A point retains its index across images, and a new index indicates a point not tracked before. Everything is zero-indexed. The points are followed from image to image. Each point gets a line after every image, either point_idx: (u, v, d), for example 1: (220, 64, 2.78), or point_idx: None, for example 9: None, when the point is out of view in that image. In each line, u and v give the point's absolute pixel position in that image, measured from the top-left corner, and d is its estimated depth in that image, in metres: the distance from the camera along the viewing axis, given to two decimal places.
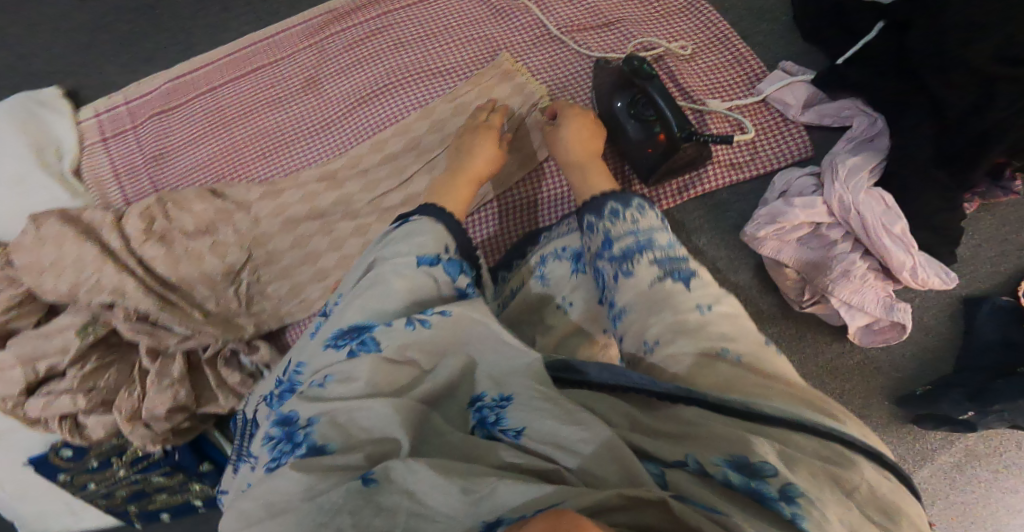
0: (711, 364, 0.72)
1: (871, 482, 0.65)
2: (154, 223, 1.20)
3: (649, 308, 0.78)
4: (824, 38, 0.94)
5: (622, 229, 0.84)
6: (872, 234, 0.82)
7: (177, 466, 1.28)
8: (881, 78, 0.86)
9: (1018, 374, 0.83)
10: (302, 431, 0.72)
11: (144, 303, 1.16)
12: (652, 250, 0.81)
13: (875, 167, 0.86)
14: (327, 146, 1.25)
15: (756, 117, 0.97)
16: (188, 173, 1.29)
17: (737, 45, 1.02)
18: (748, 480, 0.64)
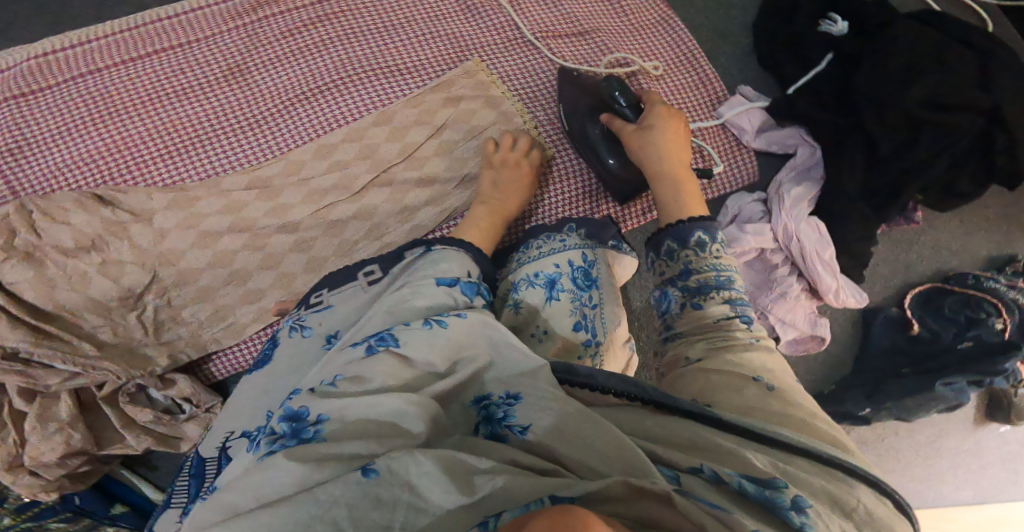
0: (741, 389, 0.71)
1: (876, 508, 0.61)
2: (16, 238, 0.94)
3: (708, 336, 0.77)
4: (780, 67, 0.97)
5: (703, 263, 0.81)
6: (808, 260, 0.95)
7: (81, 510, 1.10)
8: (824, 111, 0.92)
9: (902, 375, 1.02)
10: (311, 429, 0.64)
11: (14, 337, 0.91)
12: (728, 290, 0.80)
13: (812, 199, 0.95)
14: (254, 149, 1.01)
15: (713, 140, 0.97)
16: (64, 175, 0.99)
17: (706, 66, 0.97)
18: (762, 489, 0.60)
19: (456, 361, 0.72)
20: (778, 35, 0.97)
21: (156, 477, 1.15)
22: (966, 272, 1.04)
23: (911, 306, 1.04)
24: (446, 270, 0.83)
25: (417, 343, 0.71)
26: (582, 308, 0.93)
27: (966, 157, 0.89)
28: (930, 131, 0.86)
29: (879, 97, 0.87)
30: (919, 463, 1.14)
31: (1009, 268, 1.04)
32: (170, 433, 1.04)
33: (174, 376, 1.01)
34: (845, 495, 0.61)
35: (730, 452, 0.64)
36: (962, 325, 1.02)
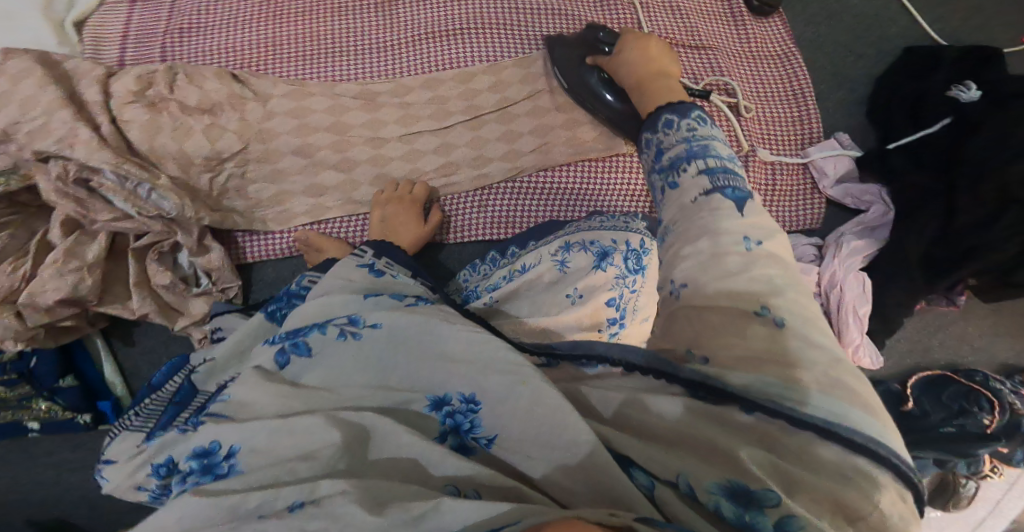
0: (746, 326, 0.61)
1: (889, 507, 0.53)
2: (150, 88, 0.98)
3: (692, 227, 0.67)
4: (892, 118, 1.03)
5: (675, 139, 0.74)
6: (843, 312, 1.01)
7: (26, 376, 0.98)
8: (919, 169, 0.99)
9: None
10: (224, 463, 0.62)
11: (96, 160, 0.92)
12: (703, 159, 0.70)
13: (867, 255, 1.03)
14: (374, 68, 1.04)
15: (792, 176, 1.05)
16: (210, 56, 1.03)
17: (810, 106, 1.04)
18: (743, 512, 0.54)
19: (397, 378, 0.68)
20: (903, 92, 1.03)
21: (120, 356, 1.06)
22: (977, 370, 1.11)
23: (914, 387, 1.11)
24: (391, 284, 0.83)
25: (336, 358, 0.69)
26: (621, 286, 0.94)
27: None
28: (1010, 217, 0.91)
29: (973, 177, 0.93)
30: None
31: (1017, 377, 1.12)
32: (174, 305, 1.01)
33: (211, 244, 1.01)
34: (858, 496, 0.54)
35: (726, 457, 0.57)
36: (953, 413, 1.07)
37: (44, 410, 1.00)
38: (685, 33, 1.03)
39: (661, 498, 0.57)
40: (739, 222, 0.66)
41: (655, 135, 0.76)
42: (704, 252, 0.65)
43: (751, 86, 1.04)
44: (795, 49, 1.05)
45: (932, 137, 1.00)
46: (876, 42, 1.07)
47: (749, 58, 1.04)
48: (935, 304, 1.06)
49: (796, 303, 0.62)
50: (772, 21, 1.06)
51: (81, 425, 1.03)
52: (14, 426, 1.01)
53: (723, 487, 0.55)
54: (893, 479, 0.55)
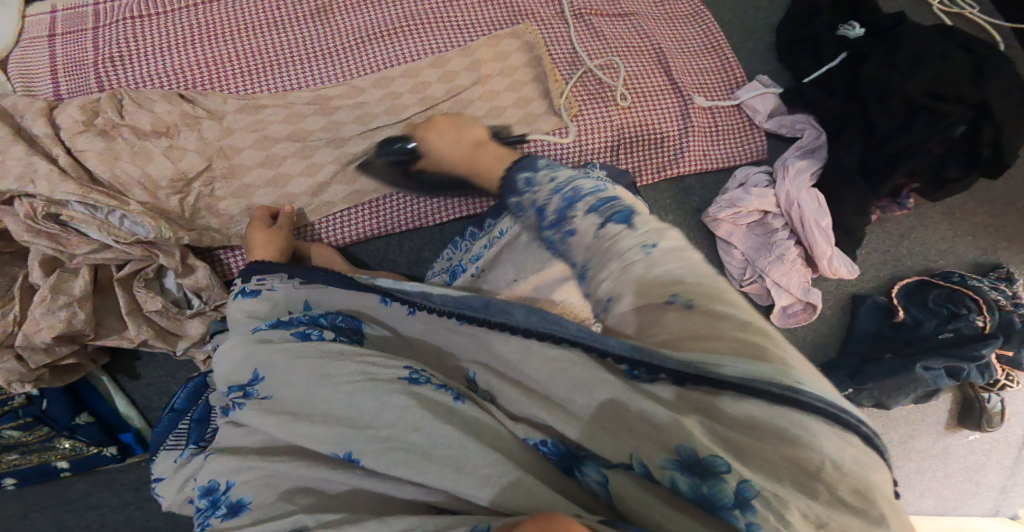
0: (660, 315, 0.60)
1: (838, 453, 0.52)
2: (97, 117, 0.99)
3: (600, 257, 0.64)
4: (796, 57, 1.12)
5: (545, 192, 0.70)
6: (807, 227, 1.03)
7: (42, 418, 1.01)
8: (832, 95, 1.07)
9: (878, 359, 1.09)
10: (223, 494, 0.66)
11: (61, 192, 0.94)
12: (582, 199, 0.68)
13: (814, 171, 1.07)
14: (319, 75, 1.08)
15: (731, 116, 1.11)
16: (153, 81, 1.04)
17: (728, 55, 1.14)
18: (699, 482, 0.53)
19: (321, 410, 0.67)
20: (799, 36, 1.13)
21: (129, 389, 1.11)
22: (951, 271, 1.13)
23: (898, 296, 1.12)
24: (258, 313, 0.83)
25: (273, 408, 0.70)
26: None
27: (957, 145, 1.01)
28: (923, 121, 0.98)
29: (883, 91, 1.02)
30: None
31: (994, 274, 1.13)
32: (169, 329, 1.05)
33: (195, 263, 1.04)
34: (812, 454, 0.52)
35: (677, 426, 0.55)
36: (944, 318, 1.09)
37: (69, 447, 1.04)
38: (606, 4, 1.13)
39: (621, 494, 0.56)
40: (634, 233, 0.63)
41: (524, 193, 0.72)
42: (617, 271, 0.62)
43: (674, 43, 1.13)
44: (704, 9, 1.16)
45: (832, 71, 1.08)
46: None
47: (667, 20, 1.14)
48: (889, 210, 1.11)
49: (701, 285, 0.59)
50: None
51: (108, 457, 1.07)
52: (46, 469, 1.04)
53: (673, 461, 0.54)
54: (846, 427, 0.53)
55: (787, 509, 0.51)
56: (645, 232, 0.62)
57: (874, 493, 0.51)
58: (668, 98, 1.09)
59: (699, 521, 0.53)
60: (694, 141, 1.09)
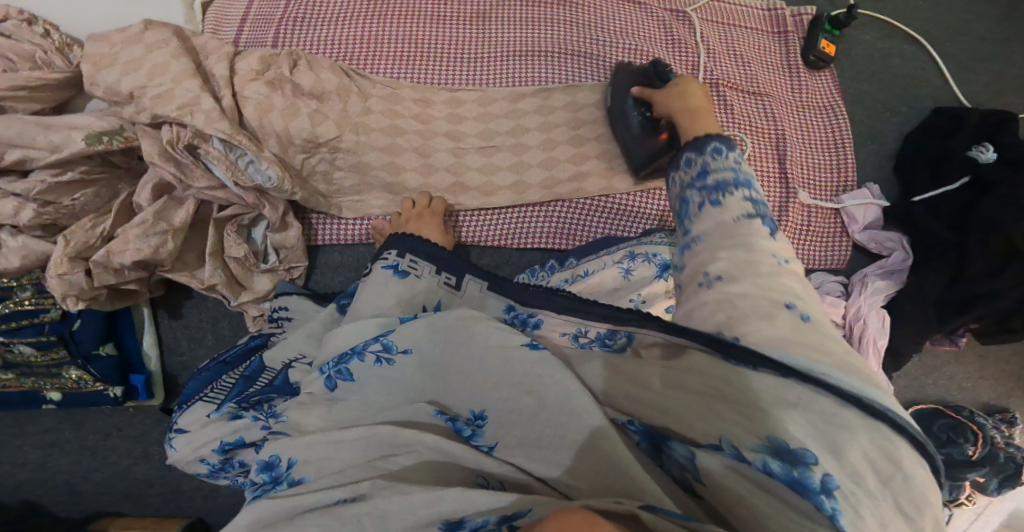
0: (769, 318, 0.64)
1: (913, 471, 0.57)
2: (269, 69, 1.00)
3: (726, 241, 0.68)
4: (914, 173, 1.15)
5: (723, 163, 0.73)
6: (864, 345, 1.11)
7: (64, 340, 1.04)
8: (937, 221, 1.10)
9: None
10: (284, 470, 0.73)
11: (213, 129, 0.94)
12: (748, 189, 0.71)
13: (889, 294, 1.13)
14: (468, 77, 1.08)
15: (825, 220, 1.15)
16: (319, 44, 1.07)
17: (848, 156, 1.16)
18: (790, 469, 0.57)
19: (437, 389, 0.75)
20: (922, 150, 1.15)
21: (160, 329, 1.16)
22: (964, 407, 1.24)
23: (910, 417, 1.23)
24: (382, 296, 0.90)
25: (369, 381, 0.78)
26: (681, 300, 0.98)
27: None
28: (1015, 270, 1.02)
29: (986, 228, 1.03)
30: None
31: (998, 415, 1.25)
32: (239, 278, 1.09)
33: (292, 222, 1.09)
34: (884, 457, 0.57)
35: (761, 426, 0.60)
36: (942, 442, 1.21)
37: (73, 378, 1.07)
38: (745, 79, 1.13)
39: (699, 476, 0.62)
40: (773, 239, 0.68)
41: (706, 152, 0.73)
42: (739, 257, 0.66)
43: (796, 134, 1.15)
44: (838, 104, 1.17)
45: (946, 194, 1.11)
46: (908, 101, 1.21)
47: (795, 109, 1.16)
48: (938, 343, 1.18)
49: (809, 303, 0.66)
50: (821, 77, 1.18)
51: (110, 397, 1.10)
52: (38, 393, 1.09)
53: (763, 447, 0.59)
54: (903, 439, 0.58)
55: (861, 505, 0.56)
56: (784, 248, 0.68)
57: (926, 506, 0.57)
58: (772, 188, 1.13)
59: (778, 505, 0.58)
60: (784, 238, 1.13)
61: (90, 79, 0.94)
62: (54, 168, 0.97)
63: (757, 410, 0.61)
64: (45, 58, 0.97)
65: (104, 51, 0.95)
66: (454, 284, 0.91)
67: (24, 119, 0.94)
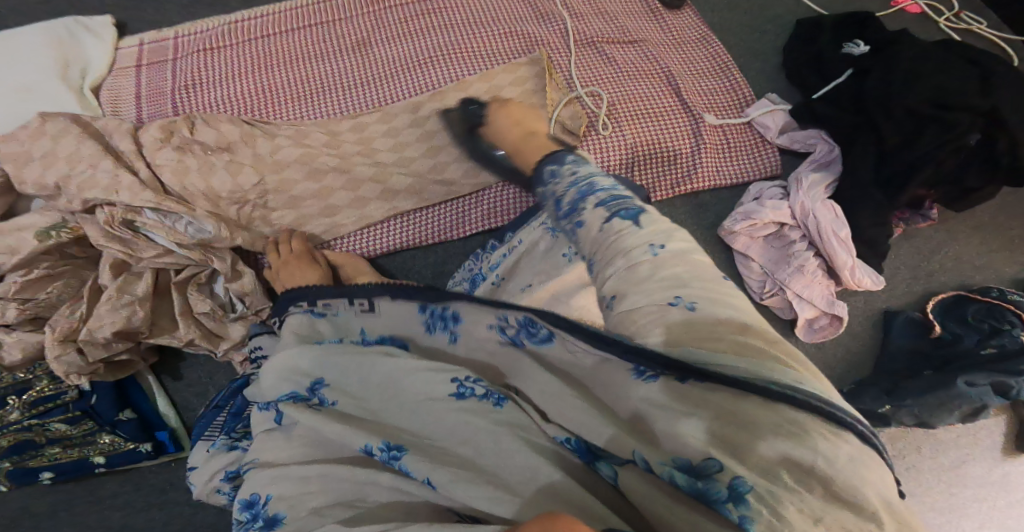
0: (662, 318, 0.59)
1: (830, 450, 0.52)
2: (172, 135, 1.07)
3: (601, 253, 0.64)
4: (805, 79, 1.13)
5: (564, 184, 0.71)
6: (825, 236, 1.02)
7: (89, 413, 1.11)
8: (844, 112, 1.07)
9: (920, 376, 1.03)
10: (262, 504, 0.72)
11: (140, 200, 1.02)
12: (594, 194, 0.68)
13: (829, 185, 1.06)
14: (361, 102, 1.13)
15: (741, 135, 1.12)
16: (217, 107, 1.11)
17: (736, 76, 1.15)
18: (692, 481, 0.53)
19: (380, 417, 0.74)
20: (800, 57, 1.15)
21: (171, 391, 1.19)
22: (990, 286, 1.07)
23: (934, 312, 1.07)
24: (313, 334, 0.87)
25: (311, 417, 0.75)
26: None
27: (971, 155, 1.00)
28: (935, 129, 0.98)
29: (887, 101, 1.02)
30: (943, 488, 1.07)
31: None
32: (214, 330, 1.12)
33: (243, 269, 1.11)
34: (791, 444, 0.52)
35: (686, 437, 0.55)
36: (986, 333, 1.03)
37: (107, 442, 1.11)
38: (617, 32, 1.17)
39: (628, 488, 0.58)
40: (641, 230, 0.63)
41: (547, 182, 0.73)
42: (621, 265, 0.62)
43: (685, 66, 1.16)
44: (711, 35, 1.19)
45: (838, 87, 1.09)
46: (770, 19, 1.22)
47: (674, 45, 1.18)
48: (911, 222, 1.09)
49: (707, 289, 0.60)
50: (684, 13, 1.21)
51: (143, 454, 1.13)
52: (85, 463, 1.11)
53: (670, 461, 0.55)
54: (816, 416, 0.53)
55: (778, 507, 0.50)
56: (652, 232, 0.62)
57: (857, 489, 0.51)
58: (680, 116, 1.11)
59: (710, 520, 0.53)
60: (706, 159, 1.10)
61: (16, 178, 1.02)
62: (21, 270, 1.08)
63: (692, 413, 0.56)
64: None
65: (18, 150, 1.03)
66: (365, 308, 0.85)
67: None
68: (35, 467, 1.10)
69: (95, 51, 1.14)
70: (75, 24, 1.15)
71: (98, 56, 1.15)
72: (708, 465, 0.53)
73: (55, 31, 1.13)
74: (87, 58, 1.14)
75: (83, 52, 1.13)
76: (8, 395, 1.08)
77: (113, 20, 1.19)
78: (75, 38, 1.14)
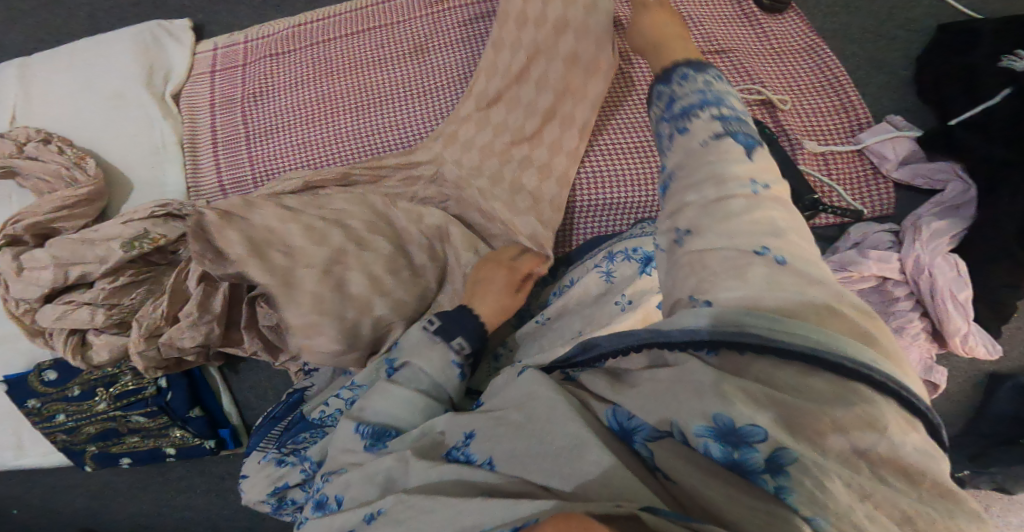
0: (743, 272, 0.50)
1: (902, 438, 0.45)
2: None
3: (697, 175, 0.55)
4: (944, 96, 0.96)
5: (689, 90, 0.60)
6: (938, 300, 0.91)
7: (164, 409, 1.17)
8: (990, 144, 0.90)
9: (1016, 445, 0.96)
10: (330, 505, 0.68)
11: None
12: (719, 106, 0.58)
13: (955, 235, 0.93)
14: (415, 114, 1.07)
15: (846, 165, 0.98)
16: (275, 118, 1.10)
17: (851, 93, 1.00)
18: (731, 449, 0.46)
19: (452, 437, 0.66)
20: (941, 67, 0.97)
21: (234, 390, 1.26)
22: None
23: None
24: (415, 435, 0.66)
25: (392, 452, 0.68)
26: None
27: None
28: None
29: None
30: None
31: None
32: (276, 342, 1.14)
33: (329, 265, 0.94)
34: (862, 427, 0.45)
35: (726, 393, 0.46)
36: None
37: (178, 436, 1.19)
38: (703, 41, 1.03)
39: (667, 468, 0.48)
40: (745, 164, 0.54)
41: (671, 85, 0.61)
42: (708, 196, 0.53)
43: (785, 80, 1.01)
44: (819, 40, 1.03)
45: (987, 111, 0.91)
46: (902, 24, 1.04)
47: (772, 56, 1.03)
48: None
49: (800, 248, 0.51)
50: (788, 17, 1.05)
51: (206, 449, 1.22)
52: (154, 455, 1.22)
53: (711, 427, 0.46)
54: (892, 401, 0.45)
55: (828, 480, 0.44)
56: (760, 167, 0.54)
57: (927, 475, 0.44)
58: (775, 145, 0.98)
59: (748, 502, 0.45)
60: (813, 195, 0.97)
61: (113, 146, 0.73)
62: (109, 277, 1.08)
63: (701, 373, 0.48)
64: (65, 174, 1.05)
65: None
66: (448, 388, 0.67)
67: (69, 237, 1.04)
68: (115, 454, 1.21)
69: (176, 57, 1.16)
70: (157, 28, 1.17)
71: (180, 62, 1.16)
72: (756, 431, 0.45)
73: (140, 38, 1.14)
74: (170, 64, 1.16)
75: (166, 60, 1.15)
76: (96, 386, 1.15)
77: (191, 23, 1.20)
78: (160, 44, 1.15)
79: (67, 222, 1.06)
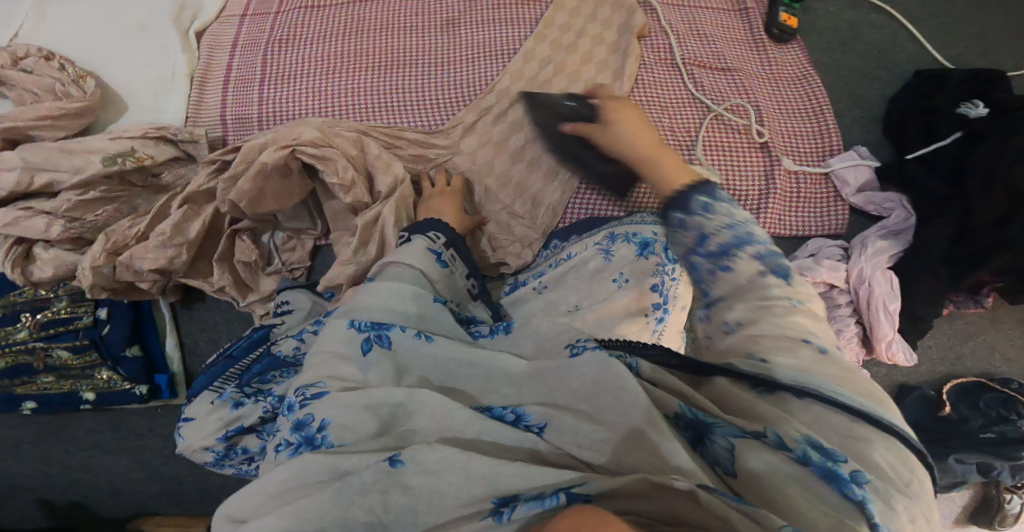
0: (794, 350, 0.64)
1: (917, 481, 0.59)
2: None
3: (745, 303, 0.68)
4: (904, 135, 1.11)
5: (718, 223, 0.69)
6: (873, 307, 1.06)
7: (96, 344, 1.09)
8: (936, 179, 1.06)
9: None
10: (318, 434, 0.69)
11: None
12: (752, 244, 0.68)
13: (893, 255, 1.08)
14: (436, 84, 1.14)
15: (813, 186, 1.12)
16: (297, 66, 1.14)
17: (829, 122, 1.14)
18: (825, 459, 0.59)
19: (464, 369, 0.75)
20: (909, 107, 1.12)
21: (182, 333, 1.17)
22: (1012, 379, 1.14)
23: (950, 393, 1.13)
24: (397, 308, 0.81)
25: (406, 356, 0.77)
26: (663, 273, 0.96)
27: None
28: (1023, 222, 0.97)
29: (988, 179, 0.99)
30: None
31: None
32: (244, 280, 1.11)
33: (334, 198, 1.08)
34: (892, 461, 0.59)
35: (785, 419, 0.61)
36: (991, 419, 1.11)
37: (104, 378, 1.11)
38: (712, 56, 1.16)
39: (737, 465, 0.61)
40: (785, 288, 0.67)
41: (692, 214, 0.69)
42: (755, 304, 0.67)
43: (776, 104, 1.15)
44: (812, 72, 1.16)
45: (941, 150, 1.07)
46: (887, 66, 1.18)
47: (770, 81, 1.16)
48: (963, 305, 1.10)
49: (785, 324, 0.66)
50: (791, 48, 1.17)
51: (135, 396, 1.12)
52: (67, 400, 1.12)
53: (807, 438, 0.60)
54: (893, 441, 0.60)
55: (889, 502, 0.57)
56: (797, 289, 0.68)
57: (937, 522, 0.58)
58: (755, 156, 1.12)
59: (819, 498, 0.58)
60: (774, 204, 1.11)
61: None
62: (78, 189, 1.06)
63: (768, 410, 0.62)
64: (59, 89, 1.07)
65: None
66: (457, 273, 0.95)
67: (48, 145, 1.05)
68: (20, 394, 1.11)
69: None
70: None
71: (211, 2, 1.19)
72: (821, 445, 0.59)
73: None
74: (201, 3, 1.19)
75: None
76: (21, 311, 1.08)
77: None
78: None
79: (47, 130, 1.06)
